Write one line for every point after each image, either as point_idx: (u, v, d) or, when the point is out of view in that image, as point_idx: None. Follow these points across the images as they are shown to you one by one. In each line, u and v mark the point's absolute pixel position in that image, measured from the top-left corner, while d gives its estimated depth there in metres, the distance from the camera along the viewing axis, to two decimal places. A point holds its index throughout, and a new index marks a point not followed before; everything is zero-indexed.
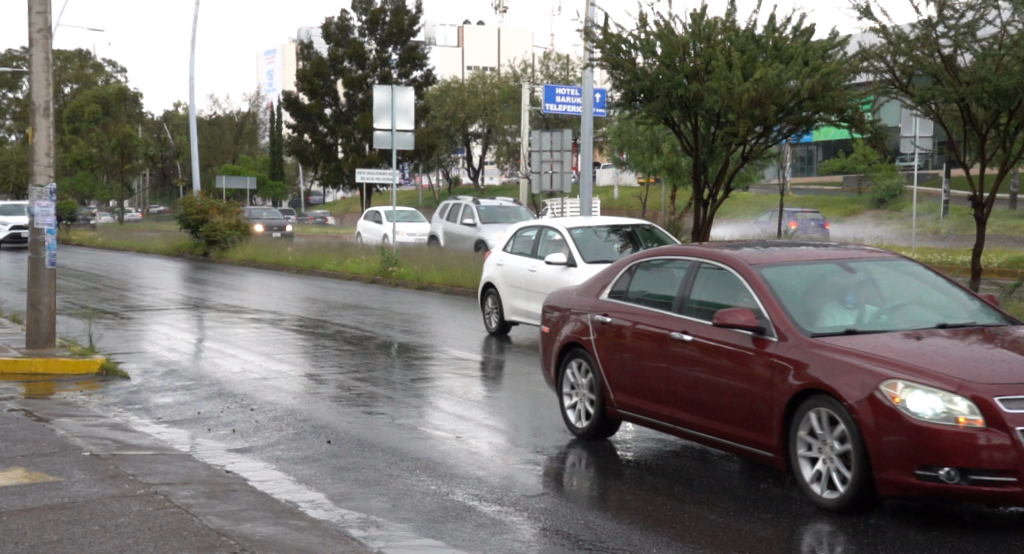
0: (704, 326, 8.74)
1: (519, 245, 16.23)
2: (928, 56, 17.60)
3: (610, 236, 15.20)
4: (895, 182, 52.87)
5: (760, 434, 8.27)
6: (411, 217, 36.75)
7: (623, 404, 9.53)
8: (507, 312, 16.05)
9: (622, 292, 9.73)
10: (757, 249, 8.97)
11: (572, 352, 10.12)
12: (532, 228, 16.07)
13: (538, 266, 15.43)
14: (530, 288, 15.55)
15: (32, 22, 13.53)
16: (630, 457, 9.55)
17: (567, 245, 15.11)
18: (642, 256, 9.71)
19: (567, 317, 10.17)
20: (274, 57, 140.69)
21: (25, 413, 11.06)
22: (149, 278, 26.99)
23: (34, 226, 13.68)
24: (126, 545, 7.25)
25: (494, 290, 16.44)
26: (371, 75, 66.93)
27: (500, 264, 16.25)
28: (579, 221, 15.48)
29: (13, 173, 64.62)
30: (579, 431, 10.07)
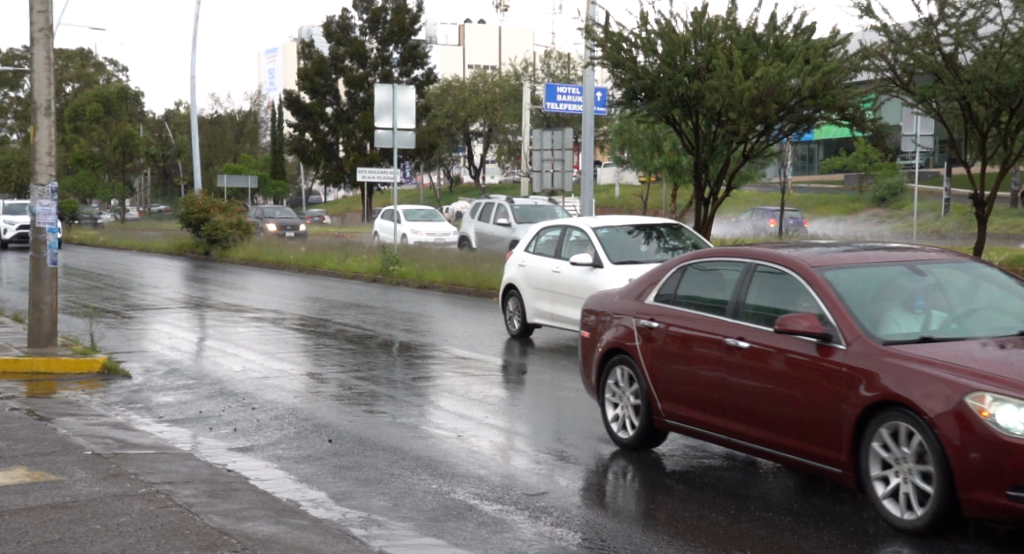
0: (763, 333, 8.28)
1: (541, 245, 15.95)
2: (929, 54, 17.63)
3: (636, 235, 14.92)
4: (896, 180, 52.82)
5: (826, 449, 7.79)
6: (430, 216, 36.60)
7: (672, 414, 9.06)
8: (529, 315, 15.77)
9: (669, 296, 9.27)
10: (819, 250, 8.48)
11: (615, 359, 9.67)
12: (556, 228, 15.77)
13: (562, 267, 15.15)
14: (554, 289, 15.27)
15: (32, 21, 13.52)
16: (677, 470, 9.12)
17: (593, 245, 14.82)
18: (689, 258, 9.26)
19: (609, 322, 9.72)
20: (275, 56, 140.86)
21: (27, 412, 11.09)
22: (150, 277, 27.02)
23: (35, 225, 13.68)
24: (127, 544, 7.26)
25: (516, 291, 16.15)
26: (372, 74, 66.94)
27: (523, 265, 15.97)
28: (605, 221, 15.19)
29: (16, 172, 64.64)
30: (622, 441, 9.62)
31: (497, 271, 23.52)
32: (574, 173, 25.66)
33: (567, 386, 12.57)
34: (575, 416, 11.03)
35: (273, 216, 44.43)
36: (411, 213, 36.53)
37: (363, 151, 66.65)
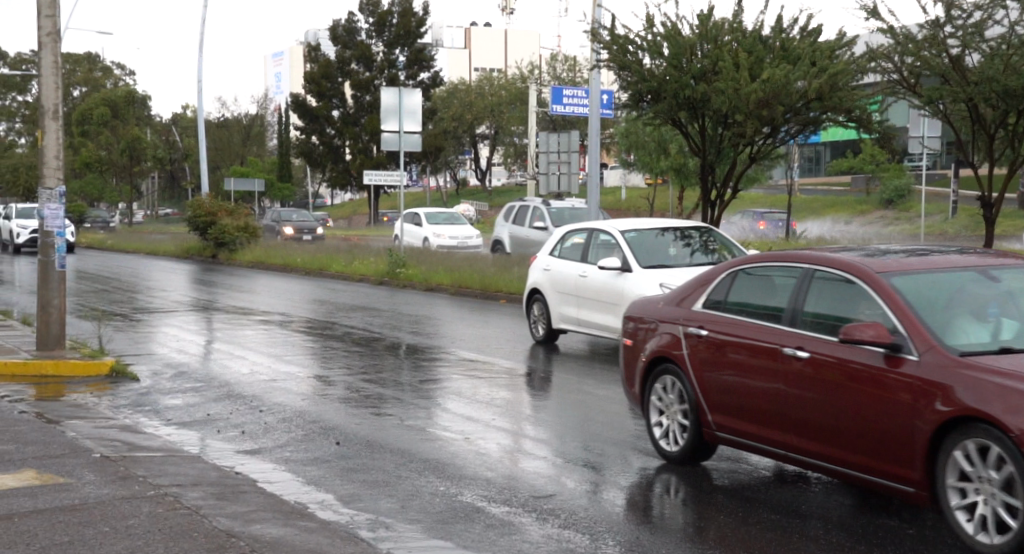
0: (825, 343, 7.93)
1: (567, 249, 15.72)
2: (936, 57, 17.63)
3: (665, 239, 14.72)
4: (904, 182, 52.75)
5: (895, 466, 7.42)
6: (452, 220, 36.40)
7: (723, 427, 8.73)
8: (554, 320, 15.55)
9: (720, 303, 8.94)
10: (882, 255, 8.09)
11: (661, 368, 9.35)
12: (582, 232, 15.55)
13: (589, 271, 14.93)
14: (580, 295, 15.04)
15: (40, 26, 13.57)
16: (728, 485, 8.77)
17: (621, 249, 14.62)
18: (742, 263, 8.90)
19: (655, 330, 9.41)
20: (282, 59, 141.13)
21: (35, 414, 11.13)
22: (158, 280, 27.11)
23: (44, 228, 13.70)
24: (137, 546, 7.29)
25: (541, 296, 15.92)
26: (379, 77, 66.81)
27: (548, 268, 15.76)
28: (634, 223, 15.00)
29: (24, 176, 64.64)
30: (668, 455, 9.32)
31: (503, 273, 23.58)
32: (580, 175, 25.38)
33: (575, 389, 12.59)
34: (584, 419, 11.05)
35: (290, 219, 44.29)
36: (433, 215, 36.30)
37: (370, 154, 66.55)
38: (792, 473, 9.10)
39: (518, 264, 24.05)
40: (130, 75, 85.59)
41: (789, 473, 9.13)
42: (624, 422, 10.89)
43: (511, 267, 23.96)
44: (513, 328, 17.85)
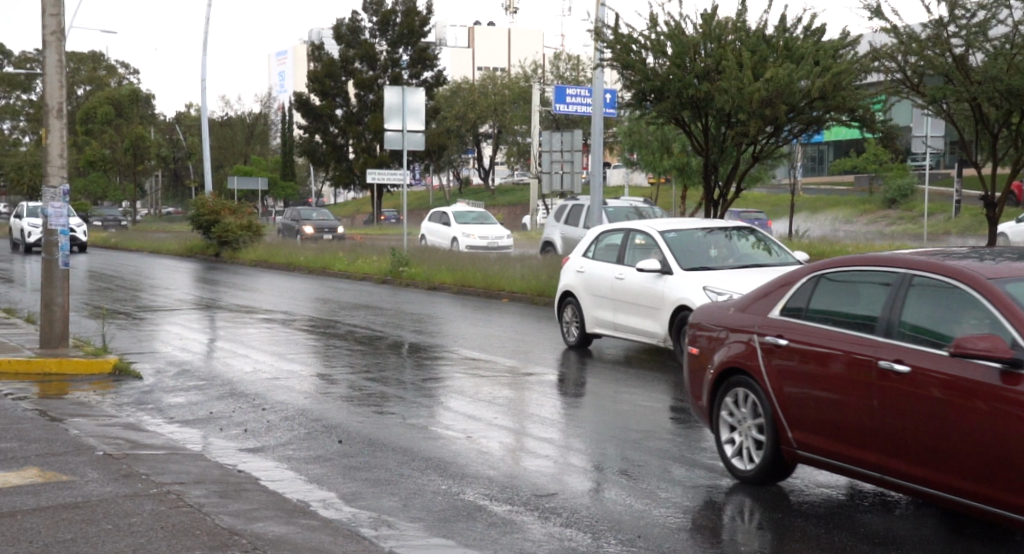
0: (926, 356, 7.37)
1: (602, 250, 15.20)
2: (939, 56, 17.55)
3: (707, 240, 14.22)
4: (907, 181, 52.75)
5: (1016, 496, 6.83)
6: (482, 218, 36.22)
7: (808, 445, 8.16)
8: (589, 324, 15.07)
9: (801, 310, 8.39)
10: (990, 261, 7.53)
11: (732, 379, 8.79)
12: (617, 233, 15.05)
13: (626, 273, 14.43)
14: (616, 298, 14.55)
15: (45, 25, 13.60)
16: (808, 508, 8.22)
17: (660, 250, 14.15)
18: (825, 267, 8.36)
19: (724, 339, 8.86)
20: (286, 58, 141.37)
21: (39, 412, 11.15)
22: (162, 279, 27.18)
23: (48, 227, 13.74)
24: (139, 544, 7.31)
25: (574, 299, 15.41)
26: (383, 76, 66.89)
27: (581, 271, 15.26)
28: (672, 223, 14.56)
29: (28, 174, 64.53)
30: (741, 474, 8.75)
31: (506, 272, 23.65)
32: (582, 174, 25.34)
33: (579, 388, 12.59)
34: (587, 418, 11.06)
35: (309, 217, 44.07)
36: (463, 215, 36.23)
37: (373, 153, 66.50)
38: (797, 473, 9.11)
39: (519, 261, 24.17)
40: (134, 73, 85.59)
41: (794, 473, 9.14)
42: (628, 422, 10.90)
43: (513, 265, 24.03)
44: (515, 327, 17.88)
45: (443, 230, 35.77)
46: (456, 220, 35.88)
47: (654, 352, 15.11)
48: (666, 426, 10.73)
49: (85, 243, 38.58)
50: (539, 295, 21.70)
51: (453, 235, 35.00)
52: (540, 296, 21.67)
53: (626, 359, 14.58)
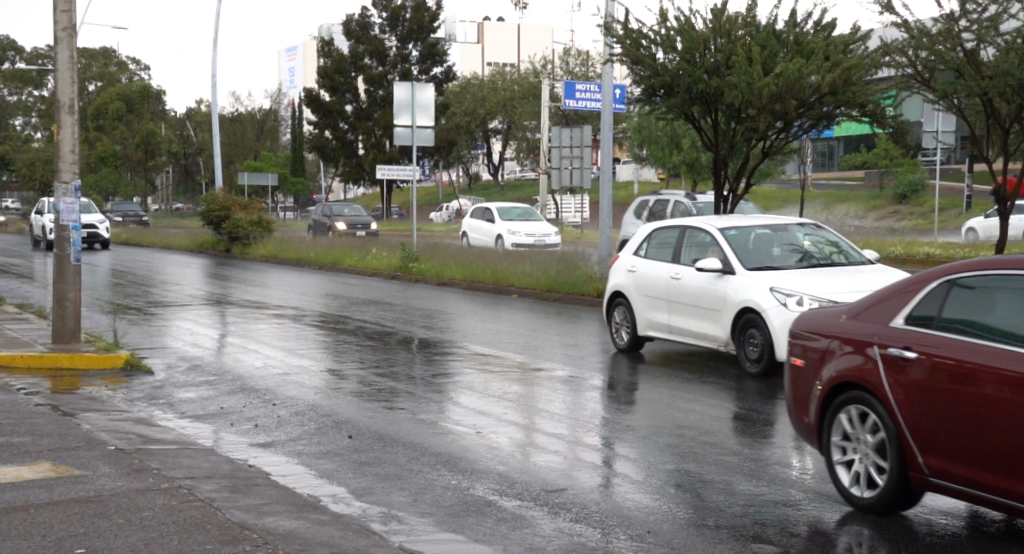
0: None
1: (654, 248, 14.52)
2: (951, 51, 17.51)
3: (770, 237, 13.56)
4: (918, 176, 52.58)
5: None
6: (527, 215, 35.83)
7: (945, 473, 7.39)
8: (642, 327, 14.40)
9: (933, 319, 7.61)
10: None
11: (847, 396, 8.01)
12: (671, 229, 14.36)
13: (682, 273, 13.80)
14: (672, 299, 13.89)
15: (57, 21, 13.66)
16: (935, 540, 7.51)
17: (722, 248, 13.50)
18: (958, 271, 7.59)
19: (837, 351, 8.11)
20: (297, 53, 141.76)
21: (51, 407, 11.22)
22: (173, 274, 27.27)
23: (60, 222, 13.84)
24: (150, 539, 7.36)
25: (624, 299, 14.76)
26: (393, 72, 66.95)
27: (632, 270, 14.58)
28: (733, 221, 13.88)
29: (41, 169, 63.91)
30: (859, 502, 7.98)
31: (515, 267, 23.73)
32: (593, 170, 25.23)
33: (589, 384, 12.61)
34: (597, 414, 11.09)
35: (342, 213, 43.57)
36: (507, 211, 35.81)
37: (383, 148, 66.63)
38: (806, 469, 9.12)
39: (528, 257, 24.22)
40: (145, 70, 85.76)
41: (803, 468, 9.15)
42: (637, 417, 10.92)
43: (522, 260, 24.08)
44: (525, 322, 17.90)
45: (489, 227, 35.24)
46: (501, 217, 35.43)
47: (666, 349, 15.13)
48: (677, 421, 10.76)
49: (108, 241, 38.13)
50: (548, 292, 21.78)
51: (498, 233, 34.58)
52: (550, 292, 21.74)
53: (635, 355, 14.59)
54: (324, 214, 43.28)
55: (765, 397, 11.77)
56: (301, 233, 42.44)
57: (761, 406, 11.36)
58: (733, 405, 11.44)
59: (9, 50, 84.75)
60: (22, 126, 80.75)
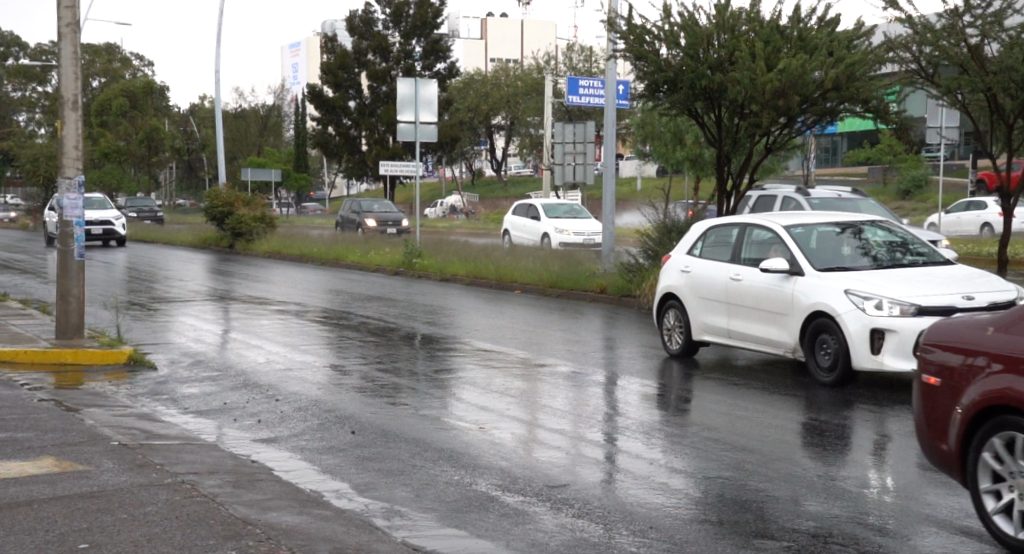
0: None
1: (710, 247, 13.77)
2: (955, 46, 17.45)
3: (837, 236, 12.74)
4: (921, 172, 52.53)
5: None
6: (574, 213, 33.94)
7: None
8: (696, 331, 13.68)
9: None
10: None
11: (996, 423, 7.15)
12: (729, 227, 13.60)
13: (743, 273, 13.03)
14: (730, 301, 13.14)
15: (60, 16, 13.64)
16: None
17: (787, 247, 12.70)
18: None
19: (984, 369, 7.23)
20: (299, 49, 142.18)
21: (55, 402, 11.24)
22: (175, 270, 27.32)
23: (63, 218, 13.87)
24: (153, 534, 7.37)
25: (676, 302, 14.03)
26: (396, 68, 66.95)
27: (687, 270, 13.83)
28: (797, 218, 13.09)
29: (44, 166, 62.75)
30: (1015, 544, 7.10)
31: (518, 263, 23.72)
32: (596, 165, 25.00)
33: (592, 380, 12.60)
34: (599, 409, 11.10)
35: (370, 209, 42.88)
36: (553, 209, 34.00)
37: (386, 144, 66.76)
38: (809, 466, 9.12)
39: (531, 253, 24.24)
40: (148, 65, 85.68)
41: (803, 464, 9.16)
42: (640, 413, 10.93)
43: (524, 256, 24.08)
44: (527, 318, 17.90)
45: (533, 225, 33.39)
46: (547, 214, 33.63)
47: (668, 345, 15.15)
48: (681, 418, 10.75)
49: (124, 237, 37.71)
50: (551, 288, 21.76)
51: (544, 231, 32.81)
52: (552, 288, 21.77)
53: (641, 352, 14.59)
54: (353, 211, 42.54)
55: (771, 395, 11.73)
56: (306, 228, 42.46)
57: (764, 403, 11.35)
58: (741, 402, 11.41)
59: (13, 47, 84.77)
60: (26, 124, 80.75)
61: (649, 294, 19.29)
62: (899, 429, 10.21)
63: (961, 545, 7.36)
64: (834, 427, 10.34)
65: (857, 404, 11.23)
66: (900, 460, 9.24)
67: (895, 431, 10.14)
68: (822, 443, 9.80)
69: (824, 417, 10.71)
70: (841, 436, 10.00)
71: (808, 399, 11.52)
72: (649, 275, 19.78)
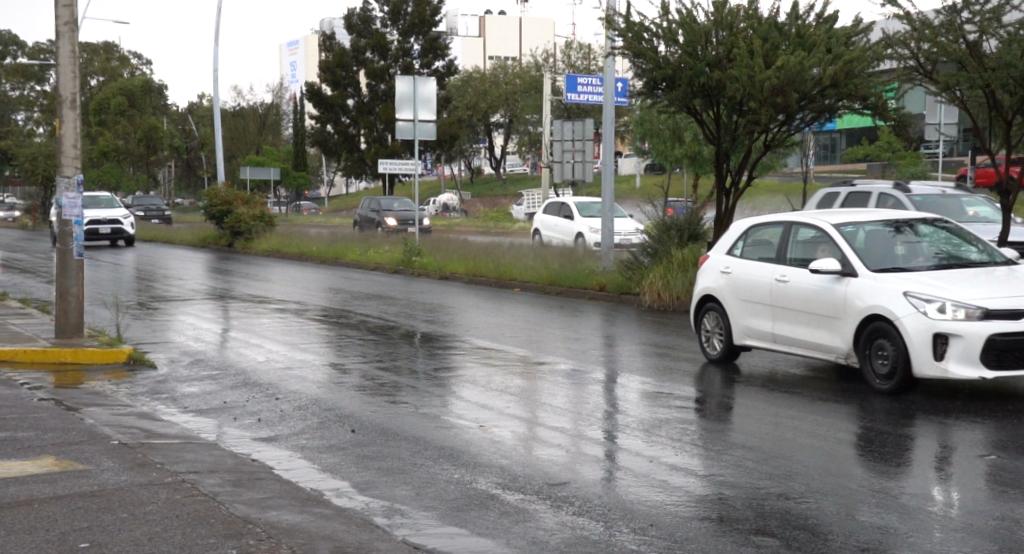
0: None
1: (752, 246, 13.15)
2: (953, 42, 17.40)
3: (891, 234, 12.06)
4: (921, 169, 52.49)
5: None
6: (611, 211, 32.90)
7: None
8: (739, 335, 13.06)
9: None
10: None
11: None
12: (773, 226, 12.96)
13: (790, 274, 12.37)
14: (776, 304, 12.49)
15: (58, 15, 13.65)
16: None
17: (839, 247, 12.02)
18: None
19: None
20: (298, 48, 142.39)
21: (55, 401, 11.25)
22: (174, 269, 27.35)
23: (62, 217, 13.86)
24: (154, 533, 7.38)
25: (716, 304, 13.44)
26: (394, 66, 66.59)
27: (728, 271, 13.20)
28: (846, 216, 12.44)
29: (43, 164, 62.22)
30: None
31: (518, 261, 23.72)
32: (594, 163, 24.96)
33: (591, 378, 12.59)
34: (600, 408, 11.10)
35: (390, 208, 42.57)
36: (587, 207, 33.15)
37: (385, 143, 66.76)
38: (809, 462, 9.13)
39: (531, 251, 24.24)
40: (147, 64, 85.66)
41: (803, 461, 9.14)
42: (640, 411, 10.92)
43: (524, 254, 24.10)
44: (526, 316, 17.89)
45: (569, 225, 32.60)
46: (580, 212, 32.80)
47: (671, 343, 15.13)
48: (683, 416, 10.74)
49: (132, 237, 37.58)
50: (551, 286, 21.75)
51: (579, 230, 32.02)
52: (551, 286, 21.77)
53: (642, 350, 14.56)
54: (373, 209, 42.03)
55: (773, 394, 11.69)
56: (309, 228, 42.45)
57: (766, 401, 11.32)
58: (745, 401, 11.36)
59: (11, 45, 84.72)
60: (24, 123, 80.66)
61: (648, 292, 19.18)
62: (902, 427, 10.19)
63: (961, 542, 7.36)
64: (835, 424, 10.34)
65: (859, 402, 11.21)
66: (903, 457, 9.23)
67: (896, 428, 10.12)
68: (824, 440, 9.77)
69: (825, 415, 10.68)
70: (841, 433, 9.99)
71: (811, 398, 11.47)
72: (648, 273, 19.74)
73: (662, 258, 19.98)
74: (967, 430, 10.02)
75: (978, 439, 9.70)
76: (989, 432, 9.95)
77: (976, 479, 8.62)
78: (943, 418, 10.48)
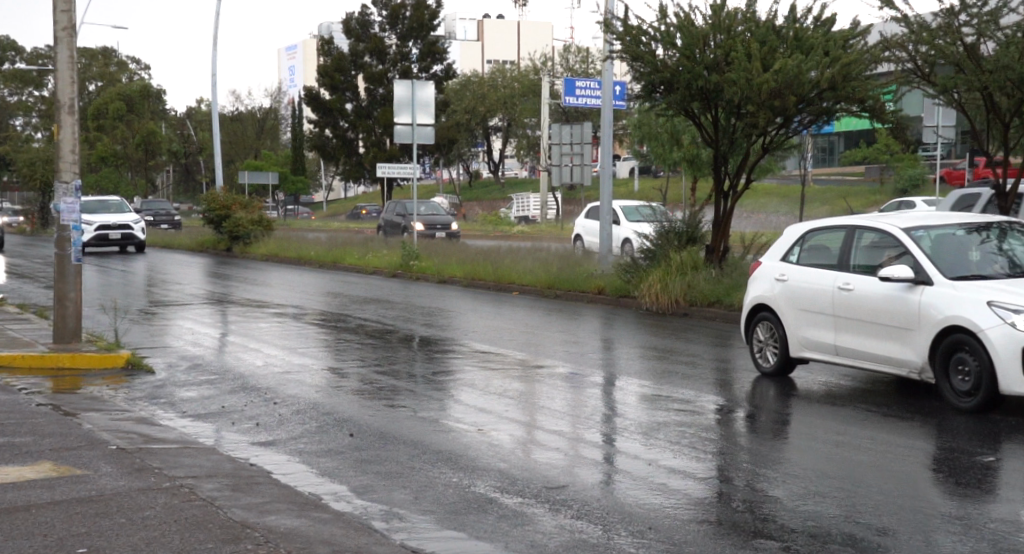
0: None
1: (810, 253, 12.76)
2: (950, 44, 17.36)
3: (964, 239, 11.65)
4: (918, 171, 52.29)
5: None
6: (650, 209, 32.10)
7: None
8: (797, 346, 12.71)
9: None
10: None
11: None
12: (832, 231, 12.59)
13: (854, 282, 11.98)
14: (840, 313, 12.12)
15: (56, 21, 13.64)
16: None
17: (910, 252, 11.61)
18: None
19: None
20: (295, 53, 142.43)
21: (53, 406, 11.25)
22: (174, 273, 27.40)
23: (60, 222, 13.86)
24: (152, 538, 7.37)
25: (770, 313, 13.09)
26: (392, 70, 66.73)
27: (785, 278, 12.84)
28: (912, 220, 12.03)
29: (40, 169, 62.08)
30: None
31: (518, 264, 23.73)
32: (593, 166, 24.95)
33: (591, 381, 12.59)
34: (598, 410, 11.11)
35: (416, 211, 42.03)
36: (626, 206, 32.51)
37: (383, 147, 66.84)
38: (813, 466, 9.12)
39: (530, 254, 24.28)
40: (145, 69, 85.74)
41: (802, 465, 9.12)
42: (639, 414, 10.92)
43: (524, 257, 24.15)
44: (524, 319, 17.90)
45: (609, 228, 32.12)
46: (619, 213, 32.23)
47: (670, 347, 15.12)
48: (684, 419, 10.73)
49: (141, 243, 37.53)
50: (549, 290, 21.80)
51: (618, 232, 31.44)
52: (551, 289, 21.81)
53: (641, 354, 14.55)
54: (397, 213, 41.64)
55: (778, 400, 11.68)
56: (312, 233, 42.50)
57: (768, 407, 11.28)
58: (747, 406, 11.35)
59: (9, 51, 84.75)
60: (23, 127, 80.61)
61: (647, 294, 19.24)
62: (904, 433, 10.16)
63: (965, 546, 7.34)
64: (838, 429, 10.33)
65: (862, 409, 11.20)
66: (904, 462, 9.22)
67: (900, 435, 10.12)
68: (826, 446, 9.75)
69: (827, 422, 10.67)
70: (842, 439, 9.98)
71: (819, 405, 11.45)
72: (648, 276, 19.73)
73: (661, 260, 20.00)
74: (971, 436, 10.02)
75: (985, 446, 9.68)
76: (995, 439, 9.94)
77: (981, 484, 8.62)
78: (950, 425, 10.45)
